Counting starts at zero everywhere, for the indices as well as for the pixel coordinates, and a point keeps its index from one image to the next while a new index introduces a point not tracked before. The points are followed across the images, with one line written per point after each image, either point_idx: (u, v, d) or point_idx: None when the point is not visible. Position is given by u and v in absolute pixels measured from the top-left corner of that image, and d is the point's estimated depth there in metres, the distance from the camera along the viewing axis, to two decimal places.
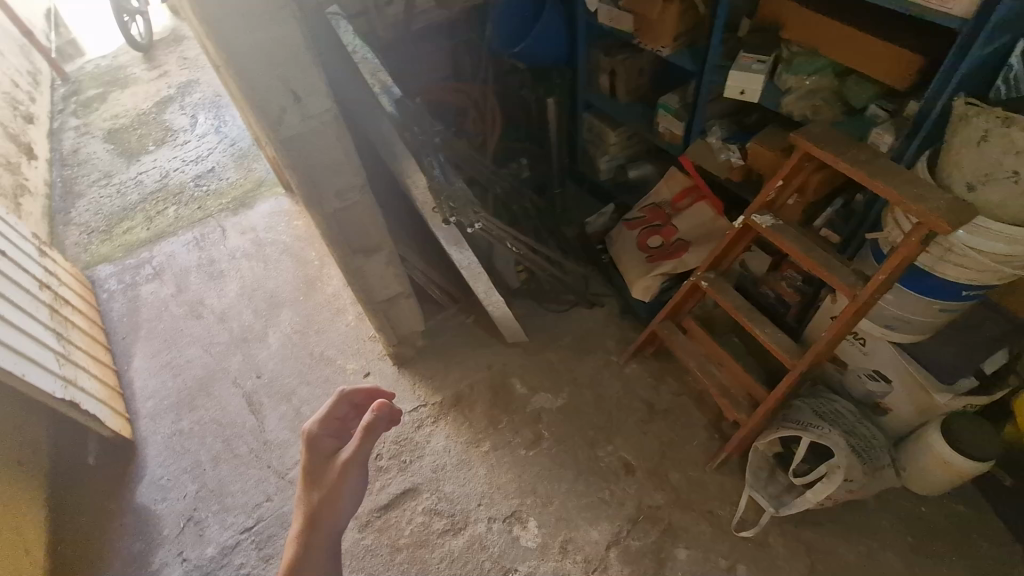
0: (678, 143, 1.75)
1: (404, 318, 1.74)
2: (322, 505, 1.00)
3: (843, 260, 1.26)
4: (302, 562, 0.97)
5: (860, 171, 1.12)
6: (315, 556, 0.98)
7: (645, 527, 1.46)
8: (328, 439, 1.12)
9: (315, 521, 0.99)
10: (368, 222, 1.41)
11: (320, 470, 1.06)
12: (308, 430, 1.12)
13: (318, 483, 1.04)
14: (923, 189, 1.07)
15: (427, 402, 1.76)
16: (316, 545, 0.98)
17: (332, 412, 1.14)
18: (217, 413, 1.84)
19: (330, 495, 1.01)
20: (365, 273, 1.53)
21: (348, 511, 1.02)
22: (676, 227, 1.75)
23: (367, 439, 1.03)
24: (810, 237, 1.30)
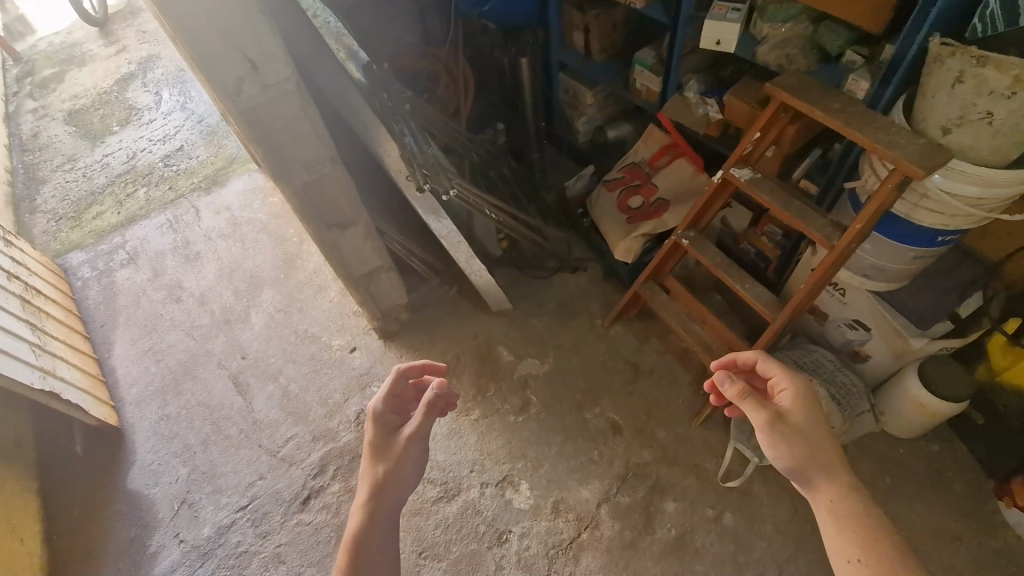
0: (655, 100, 1.72)
1: (386, 292, 1.72)
2: (389, 476, 0.98)
3: (820, 211, 1.26)
4: (365, 533, 0.93)
5: (835, 120, 1.11)
6: (377, 527, 0.94)
7: (634, 484, 1.49)
8: (392, 416, 1.08)
9: (378, 492, 0.97)
10: (341, 195, 1.38)
11: (386, 443, 1.03)
12: (370, 409, 1.08)
13: (383, 456, 1.01)
14: (896, 135, 1.06)
15: None
16: (378, 515, 0.95)
17: (393, 391, 1.11)
18: (204, 396, 1.83)
19: (395, 469, 0.99)
20: (342, 248, 1.50)
21: (411, 483, 1.00)
22: (656, 186, 1.74)
23: (431, 415, 1.02)
24: (787, 189, 1.29)
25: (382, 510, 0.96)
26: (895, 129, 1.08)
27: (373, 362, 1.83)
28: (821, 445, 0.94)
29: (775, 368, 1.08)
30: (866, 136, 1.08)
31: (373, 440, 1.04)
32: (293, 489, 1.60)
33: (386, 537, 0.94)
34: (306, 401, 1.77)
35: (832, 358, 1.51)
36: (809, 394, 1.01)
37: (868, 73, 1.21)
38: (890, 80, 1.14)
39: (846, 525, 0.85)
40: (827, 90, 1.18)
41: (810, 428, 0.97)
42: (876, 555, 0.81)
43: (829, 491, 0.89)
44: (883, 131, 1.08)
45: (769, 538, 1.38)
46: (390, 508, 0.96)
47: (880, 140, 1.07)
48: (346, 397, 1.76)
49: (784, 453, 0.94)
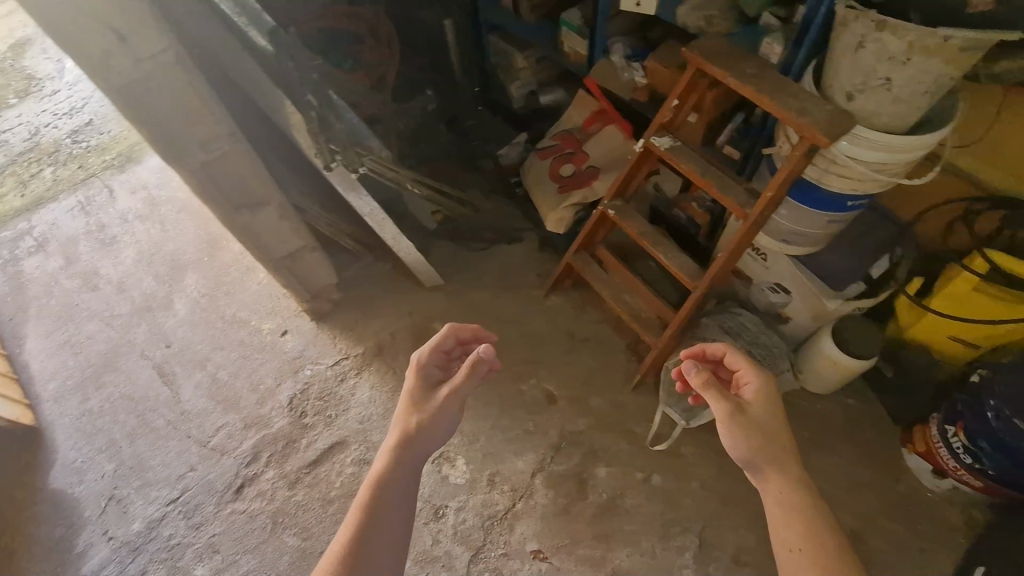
0: (583, 64, 1.67)
1: (312, 272, 1.66)
2: (423, 426, 0.97)
3: (737, 178, 1.26)
4: (389, 474, 0.92)
5: (747, 86, 1.10)
6: (401, 472, 0.93)
7: (568, 452, 1.52)
8: (435, 370, 1.08)
9: (409, 440, 0.95)
10: (247, 173, 1.29)
11: (424, 397, 1.02)
12: (417, 356, 1.09)
13: (421, 407, 1.00)
14: (804, 101, 1.06)
15: (349, 354, 1.75)
16: (406, 460, 0.94)
17: (442, 346, 1.11)
18: (127, 388, 1.75)
19: (428, 421, 0.98)
20: (257, 229, 1.43)
21: (441, 437, 0.99)
22: (587, 154, 1.71)
23: (473, 375, 1.03)
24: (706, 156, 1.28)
25: (409, 456, 0.95)
26: (803, 95, 1.07)
27: (305, 344, 1.78)
28: (778, 441, 0.95)
29: (741, 361, 1.07)
30: (775, 103, 1.07)
31: (415, 389, 1.04)
32: (225, 478, 1.57)
33: (404, 487, 0.92)
34: (236, 388, 1.72)
35: (757, 320, 1.55)
36: (771, 390, 1.02)
37: (782, 36, 1.19)
38: (802, 44, 1.13)
39: (794, 516, 0.86)
40: (741, 54, 1.16)
41: (770, 423, 0.98)
42: (817, 549, 0.82)
43: (778, 481, 0.90)
44: (791, 97, 1.07)
45: (696, 496, 1.44)
46: (417, 457, 0.95)
47: (788, 107, 1.06)
48: (278, 382, 1.71)
49: (741, 442, 0.95)
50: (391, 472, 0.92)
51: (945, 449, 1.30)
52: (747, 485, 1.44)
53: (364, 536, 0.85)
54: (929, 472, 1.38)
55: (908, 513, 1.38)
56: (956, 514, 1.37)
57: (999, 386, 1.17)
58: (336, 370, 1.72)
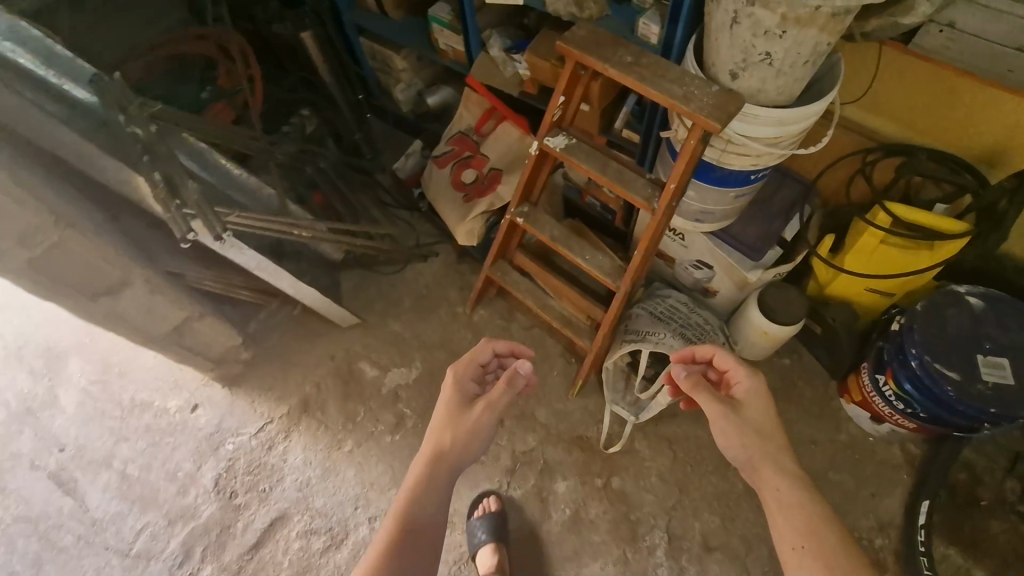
0: (463, 62, 1.55)
1: (210, 340, 1.48)
2: (462, 433, 0.99)
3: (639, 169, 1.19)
4: (424, 484, 0.92)
5: (630, 77, 1.02)
6: (435, 484, 0.93)
7: (524, 473, 1.46)
8: (470, 382, 1.12)
9: (445, 450, 0.97)
10: (93, 259, 1.10)
11: (462, 408, 1.05)
12: (454, 370, 1.12)
13: (457, 416, 1.03)
14: (690, 85, 1.00)
15: (274, 416, 1.60)
16: (442, 470, 0.94)
17: (476, 364, 1.14)
18: (21, 509, 1.52)
19: (465, 432, 0.99)
20: (125, 313, 1.24)
21: (474, 448, 0.99)
22: (486, 156, 1.60)
23: (506, 387, 1.06)
24: (603, 151, 1.21)
25: (443, 467, 0.95)
26: (687, 79, 1.00)
27: (222, 416, 1.61)
28: (773, 442, 0.98)
29: (732, 363, 1.11)
30: (660, 92, 1.00)
31: (452, 401, 1.06)
32: None
33: (437, 501, 0.91)
34: (151, 482, 1.53)
35: (684, 299, 1.52)
36: (762, 388, 1.06)
37: (658, 13, 1.11)
38: (679, 21, 1.06)
39: (795, 515, 0.85)
40: (619, 39, 1.08)
41: (763, 421, 1.02)
42: (820, 544, 0.81)
43: (774, 481, 0.91)
44: (675, 83, 1.00)
45: (656, 491, 1.42)
46: (451, 467, 0.95)
47: (674, 94, 0.99)
48: (198, 465, 1.54)
49: (736, 443, 1.00)
50: (428, 481, 0.93)
51: (878, 397, 1.34)
52: (703, 468, 1.44)
53: (396, 544, 0.84)
54: (867, 419, 1.43)
55: (853, 462, 1.43)
56: (895, 452, 1.43)
57: (914, 333, 1.19)
58: (262, 438, 1.57)
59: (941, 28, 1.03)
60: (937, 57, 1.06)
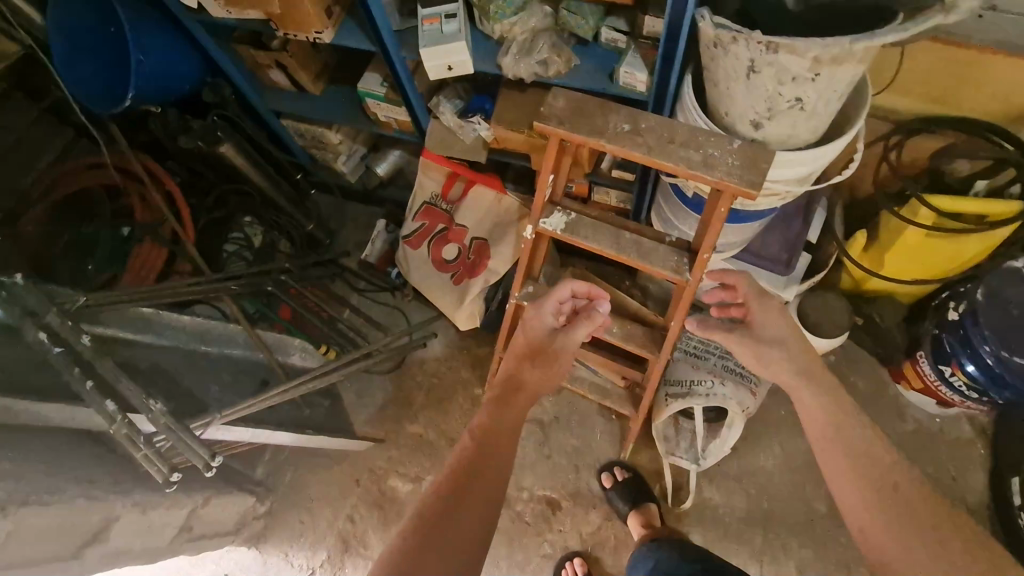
0: (411, 129, 1.35)
1: (223, 516, 1.31)
2: (541, 369, 1.12)
3: (653, 232, 1.03)
4: (504, 403, 1.05)
5: (637, 151, 0.85)
6: (514, 406, 1.05)
7: (598, 555, 1.37)
8: (548, 317, 1.19)
9: (517, 381, 1.10)
10: (63, 519, 0.90)
11: (545, 345, 1.16)
12: (533, 307, 1.20)
13: (538, 351, 1.15)
14: (708, 145, 0.84)
15: (315, 565, 1.45)
16: (519, 394, 1.08)
17: (558, 296, 1.20)
18: None
19: (545, 359, 1.14)
20: (124, 547, 1.06)
21: (547, 377, 1.13)
22: (464, 226, 1.42)
23: (582, 326, 1.16)
24: (608, 219, 1.05)
25: (522, 392, 1.09)
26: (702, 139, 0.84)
27: None
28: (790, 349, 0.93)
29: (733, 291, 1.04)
30: (676, 164, 0.83)
31: (533, 337, 1.17)
32: None
33: (511, 418, 1.02)
34: None
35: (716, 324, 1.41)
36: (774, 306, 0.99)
37: (638, 56, 0.94)
38: (673, 64, 0.89)
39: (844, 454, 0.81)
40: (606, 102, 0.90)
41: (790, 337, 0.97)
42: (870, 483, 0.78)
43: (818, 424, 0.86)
44: (691, 150, 0.84)
45: (739, 537, 1.34)
46: (528, 394, 1.09)
47: (695, 162, 0.83)
48: None
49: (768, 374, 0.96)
50: (511, 399, 1.06)
51: (946, 386, 1.25)
52: (779, 499, 1.36)
53: (479, 444, 0.95)
54: (933, 403, 1.35)
55: (927, 448, 1.36)
56: (965, 426, 1.37)
57: (984, 329, 1.10)
58: None
59: (981, 14, 0.98)
60: (966, 35, 1.02)
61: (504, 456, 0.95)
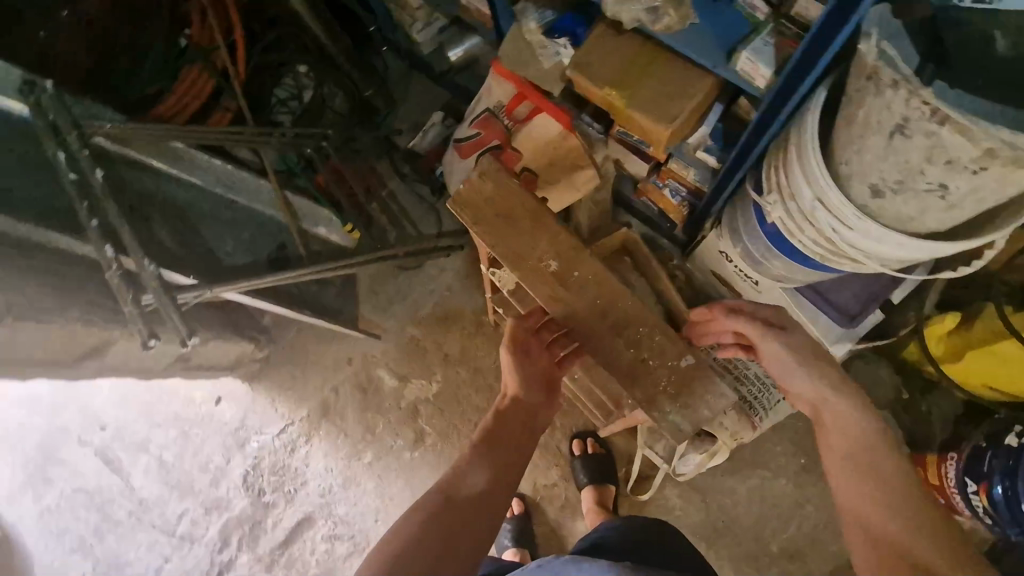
0: (491, 26, 1.21)
1: (219, 355, 1.39)
2: (533, 397, 0.97)
3: (627, 350, 1.06)
4: (512, 407, 0.94)
5: (547, 290, 1.06)
6: (522, 410, 0.94)
7: (543, 507, 1.42)
8: (527, 353, 1.02)
9: (521, 402, 0.95)
10: (62, 338, 0.98)
11: (535, 373, 1.00)
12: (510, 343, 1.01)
13: (531, 377, 0.99)
14: (587, 285, 1.06)
15: (294, 418, 1.58)
16: (523, 413, 0.94)
17: (542, 341, 1.06)
18: (76, 481, 1.66)
19: (537, 408, 0.97)
20: (118, 365, 1.14)
21: (542, 406, 0.98)
22: (519, 152, 1.24)
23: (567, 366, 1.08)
24: (567, 292, 1.07)
25: (529, 420, 0.93)
26: (620, 304, 1.07)
27: (244, 413, 1.61)
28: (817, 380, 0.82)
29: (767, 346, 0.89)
30: (606, 340, 1.07)
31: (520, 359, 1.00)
32: (202, 567, 1.57)
33: (528, 416, 0.94)
34: (186, 470, 1.62)
35: None
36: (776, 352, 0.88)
37: (770, 44, 0.75)
38: (810, 73, 0.71)
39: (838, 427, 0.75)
40: (540, 215, 1.06)
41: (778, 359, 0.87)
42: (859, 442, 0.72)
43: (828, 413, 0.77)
44: (619, 332, 1.07)
45: None
46: (529, 412, 0.95)
47: (624, 357, 1.07)
48: (226, 459, 1.60)
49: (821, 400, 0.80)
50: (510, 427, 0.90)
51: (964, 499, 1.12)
52: (735, 527, 1.34)
53: (495, 436, 0.88)
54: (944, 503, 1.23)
55: None
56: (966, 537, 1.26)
57: None
58: (284, 440, 1.57)
59: None
60: None
61: (525, 456, 0.88)
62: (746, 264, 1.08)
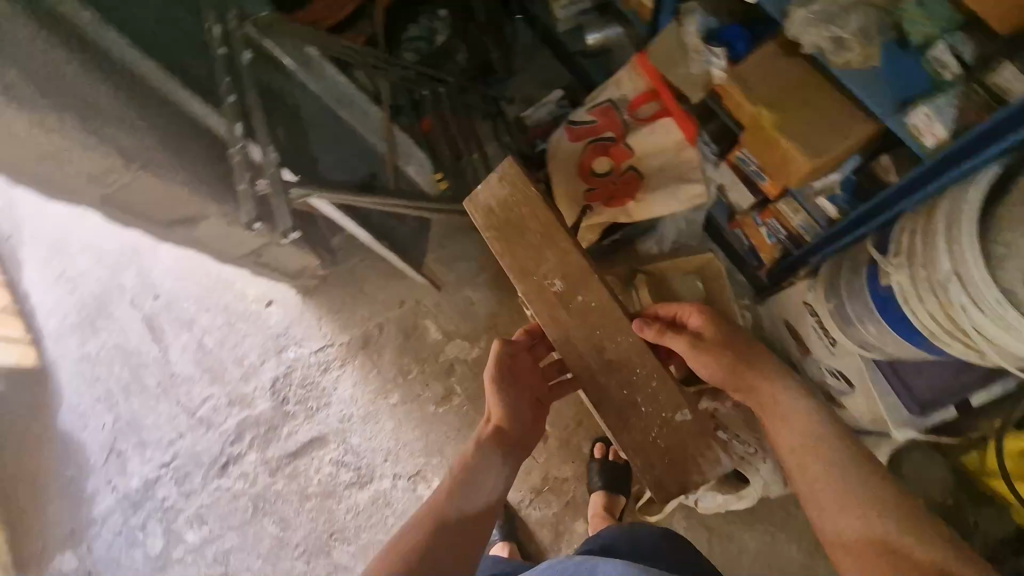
0: (648, 21, 1.21)
1: (288, 260, 1.44)
2: (517, 422, 1.00)
3: (616, 384, 1.05)
4: (495, 433, 0.97)
5: (541, 309, 1.09)
6: (505, 437, 0.97)
7: (549, 498, 1.42)
8: (513, 378, 1.05)
9: (505, 427, 0.98)
10: (168, 194, 1.02)
11: (519, 400, 1.03)
12: (497, 370, 1.04)
13: (515, 403, 1.02)
14: (582, 311, 1.08)
15: (334, 341, 1.61)
16: (504, 439, 0.97)
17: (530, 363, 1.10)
18: (120, 338, 1.75)
19: (521, 434, 1.00)
20: (203, 239, 1.19)
21: (525, 431, 1.01)
22: (631, 149, 1.25)
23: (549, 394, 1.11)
24: (564, 315, 1.08)
25: (510, 444, 0.96)
26: (620, 340, 1.06)
27: (290, 322, 1.65)
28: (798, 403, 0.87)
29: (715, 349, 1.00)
30: (597, 374, 1.05)
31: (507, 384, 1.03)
32: (211, 453, 1.62)
33: (511, 440, 0.97)
34: (222, 358, 1.67)
35: None
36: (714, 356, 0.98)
37: (955, 105, 0.74)
38: (1000, 140, 0.71)
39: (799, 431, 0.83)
40: (551, 230, 1.10)
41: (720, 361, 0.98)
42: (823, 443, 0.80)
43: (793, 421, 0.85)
44: (611, 368, 1.06)
45: None
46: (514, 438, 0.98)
47: (611, 396, 1.05)
48: (261, 360, 1.65)
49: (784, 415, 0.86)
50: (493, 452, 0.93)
51: None
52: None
53: (478, 463, 0.91)
54: None
55: None
56: None
57: None
58: (319, 359, 1.61)
59: None
60: None
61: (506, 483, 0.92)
62: (831, 324, 1.05)
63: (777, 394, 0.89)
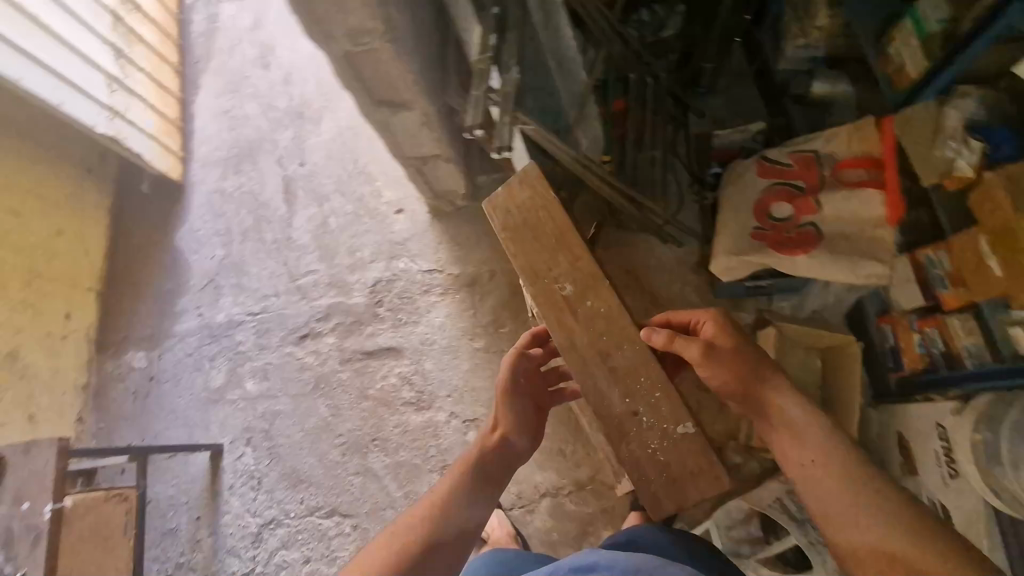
0: (899, 89, 1.13)
1: (443, 178, 1.48)
2: (519, 434, 0.93)
3: (621, 403, 0.90)
4: (494, 444, 0.90)
5: (551, 319, 0.94)
6: (503, 449, 0.90)
7: (588, 496, 1.41)
8: (524, 387, 0.96)
9: (505, 438, 0.91)
10: (396, 75, 1.06)
11: (526, 409, 0.95)
12: (507, 376, 0.95)
13: (522, 413, 0.94)
14: (602, 317, 0.92)
15: (445, 269, 1.65)
16: (502, 450, 0.90)
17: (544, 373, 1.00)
18: (256, 187, 1.85)
19: (520, 446, 0.93)
20: (394, 128, 1.24)
21: (527, 441, 0.94)
22: (819, 205, 1.21)
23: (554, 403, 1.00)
24: (579, 325, 0.93)
25: (505, 456, 0.90)
26: (626, 350, 0.91)
27: (411, 235, 1.70)
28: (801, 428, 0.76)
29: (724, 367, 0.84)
30: (602, 385, 0.91)
31: (517, 392, 0.95)
32: (296, 321, 1.70)
33: (509, 454, 0.91)
34: (338, 241, 1.74)
35: None
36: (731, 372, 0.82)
37: None
38: None
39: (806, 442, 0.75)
40: (567, 233, 0.95)
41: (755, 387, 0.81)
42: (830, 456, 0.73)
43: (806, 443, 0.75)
44: (619, 380, 0.90)
45: None
46: (513, 453, 0.91)
47: (614, 407, 0.90)
48: (372, 258, 1.70)
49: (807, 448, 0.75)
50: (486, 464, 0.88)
51: None
52: None
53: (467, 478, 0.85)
54: None
55: None
56: None
57: None
58: (425, 279, 1.65)
59: None
60: None
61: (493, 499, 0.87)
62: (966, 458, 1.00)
63: (796, 414, 0.77)
